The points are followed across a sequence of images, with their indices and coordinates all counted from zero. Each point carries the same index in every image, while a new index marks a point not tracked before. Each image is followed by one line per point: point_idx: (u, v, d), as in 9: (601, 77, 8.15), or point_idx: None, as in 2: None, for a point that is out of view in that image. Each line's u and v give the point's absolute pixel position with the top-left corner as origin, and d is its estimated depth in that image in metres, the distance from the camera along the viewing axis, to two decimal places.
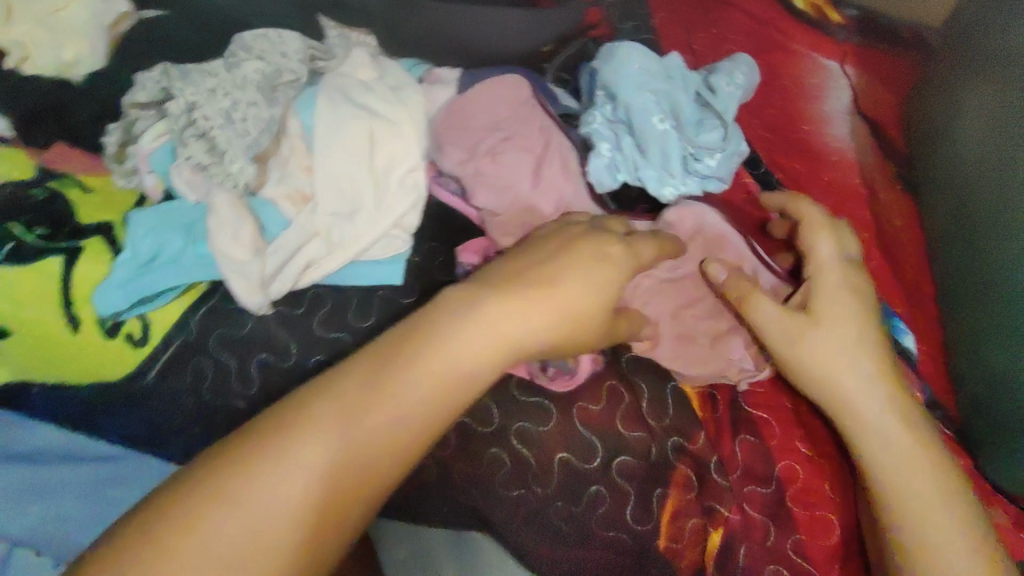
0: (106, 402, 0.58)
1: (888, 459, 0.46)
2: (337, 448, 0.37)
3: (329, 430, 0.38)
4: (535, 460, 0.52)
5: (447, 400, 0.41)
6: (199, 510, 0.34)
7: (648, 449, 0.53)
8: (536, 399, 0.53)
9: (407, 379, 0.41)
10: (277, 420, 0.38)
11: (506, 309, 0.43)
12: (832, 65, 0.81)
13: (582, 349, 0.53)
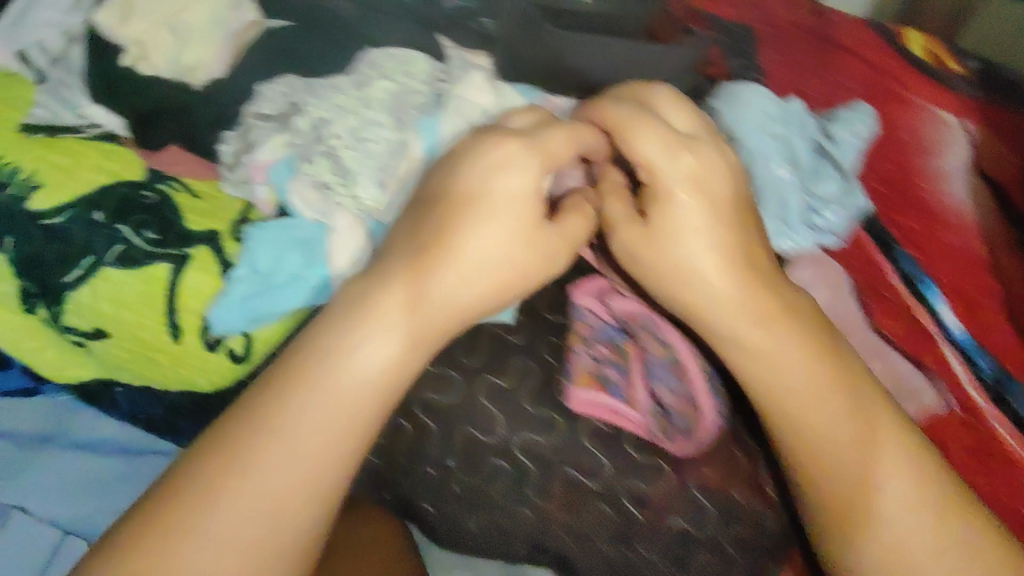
0: (196, 407, 0.60)
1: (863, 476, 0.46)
2: (340, 424, 0.42)
3: (302, 413, 0.41)
4: (643, 518, 0.50)
5: (353, 393, 0.42)
6: (178, 520, 0.39)
7: (760, 519, 0.50)
8: (649, 457, 0.50)
9: (366, 352, 0.43)
10: (256, 410, 0.42)
11: (375, 305, 0.44)
12: (951, 120, 0.77)
13: (701, 408, 0.51)
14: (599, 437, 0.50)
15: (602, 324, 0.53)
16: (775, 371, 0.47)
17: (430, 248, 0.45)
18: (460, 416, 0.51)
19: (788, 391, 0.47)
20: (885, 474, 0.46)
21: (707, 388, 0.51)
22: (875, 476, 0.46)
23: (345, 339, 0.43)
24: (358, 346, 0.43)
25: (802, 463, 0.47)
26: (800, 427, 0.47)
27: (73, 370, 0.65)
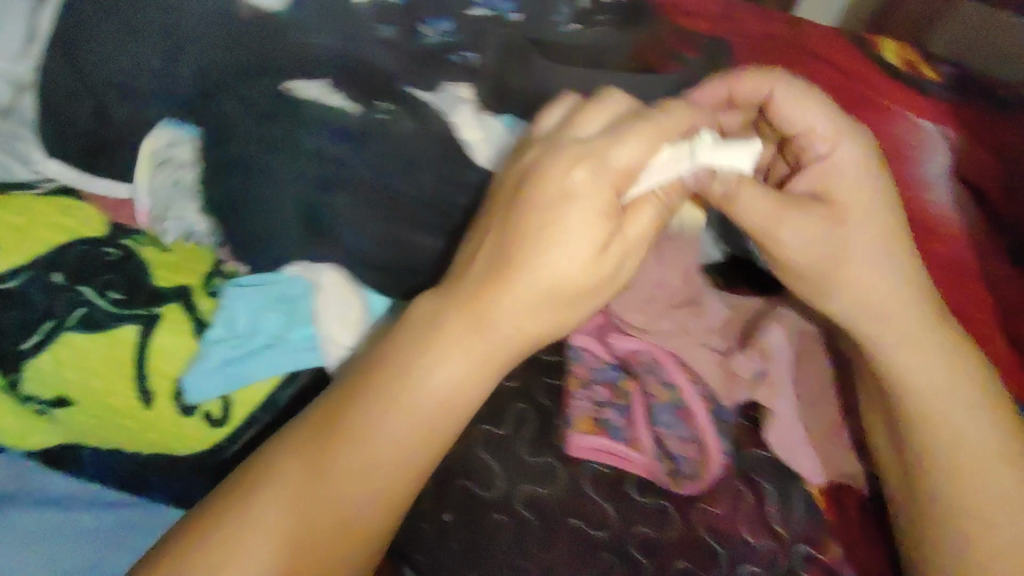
0: (168, 476, 0.54)
1: (984, 533, 0.45)
2: (402, 450, 0.37)
3: (369, 441, 0.37)
4: (652, 566, 0.46)
5: (420, 412, 0.38)
6: (208, 535, 0.37)
7: (775, 557, 0.47)
8: (652, 500, 0.47)
9: (446, 359, 0.38)
10: (321, 431, 0.38)
11: (494, 311, 0.38)
12: (927, 126, 0.78)
13: (712, 450, 0.48)
14: (600, 484, 0.47)
15: (602, 364, 0.52)
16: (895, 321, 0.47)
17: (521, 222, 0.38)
18: (452, 473, 0.48)
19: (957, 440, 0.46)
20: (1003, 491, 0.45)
21: (713, 424, 0.49)
22: (1004, 497, 0.45)
23: (433, 340, 0.38)
24: (451, 371, 0.38)
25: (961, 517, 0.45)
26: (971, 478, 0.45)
27: (25, 441, 0.54)
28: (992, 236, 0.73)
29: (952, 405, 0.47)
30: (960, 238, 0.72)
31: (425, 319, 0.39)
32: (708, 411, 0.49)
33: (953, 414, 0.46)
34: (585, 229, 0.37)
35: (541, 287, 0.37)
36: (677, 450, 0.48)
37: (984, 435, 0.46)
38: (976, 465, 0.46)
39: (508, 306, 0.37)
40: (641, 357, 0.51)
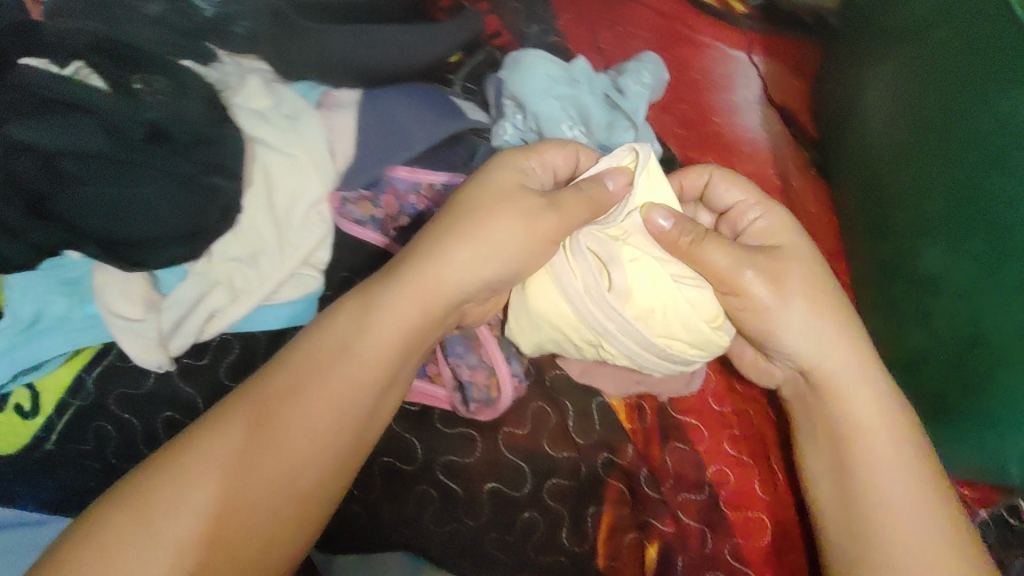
0: (9, 473, 0.52)
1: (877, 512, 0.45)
2: (325, 431, 0.41)
3: (302, 423, 0.40)
4: (463, 491, 0.51)
5: (351, 380, 0.42)
6: (131, 512, 0.37)
7: (577, 468, 0.51)
8: (459, 429, 0.52)
9: (366, 347, 0.43)
10: (265, 397, 0.41)
11: (439, 282, 0.45)
12: (740, 57, 0.82)
13: (501, 377, 0.51)
14: (406, 420, 0.52)
15: None
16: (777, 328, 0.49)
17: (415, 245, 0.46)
18: None
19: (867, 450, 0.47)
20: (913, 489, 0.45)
21: (503, 352, 0.53)
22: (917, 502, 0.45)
23: (359, 327, 0.43)
24: (378, 347, 0.43)
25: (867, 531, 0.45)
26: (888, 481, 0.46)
27: None
28: (806, 150, 0.76)
29: (850, 391, 0.48)
30: (771, 159, 0.73)
31: (369, 298, 0.44)
32: (496, 338, 0.53)
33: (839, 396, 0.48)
34: (505, 235, 0.45)
35: (441, 296, 0.45)
36: (469, 378, 0.52)
37: (885, 452, 0.46)
38: (874, 459, 0.46)
39: (455, 253, 0.45)
40: None
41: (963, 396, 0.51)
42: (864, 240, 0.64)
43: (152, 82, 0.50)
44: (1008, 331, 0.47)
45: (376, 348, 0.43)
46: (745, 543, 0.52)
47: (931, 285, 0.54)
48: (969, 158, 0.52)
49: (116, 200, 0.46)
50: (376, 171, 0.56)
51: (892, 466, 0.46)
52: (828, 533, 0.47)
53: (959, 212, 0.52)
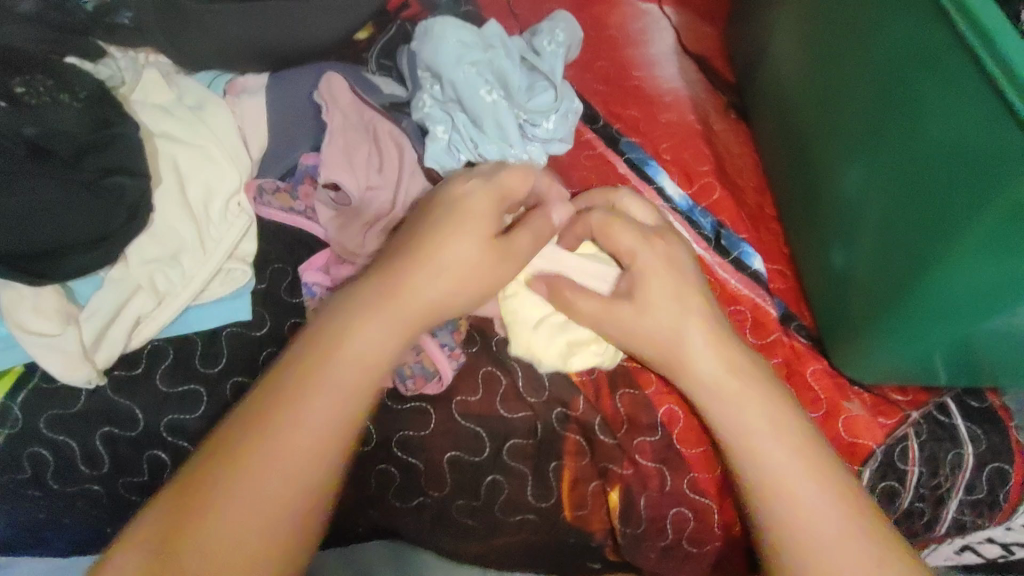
0: None
1: (777, 492, 0.42)
2: (281, 475, 0.36)
3: (257, 455, 0.36)
4: (424, 464, 0.51)
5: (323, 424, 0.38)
6: None
7: (534, 426, 0.52)
8: (410, 403, 0.51)
9: (307, 420, 0.38)
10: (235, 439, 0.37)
11: (405, 290, 0.43)
12: (653, 9, 0.82)
13: (434, 354, 0.50)
14: None
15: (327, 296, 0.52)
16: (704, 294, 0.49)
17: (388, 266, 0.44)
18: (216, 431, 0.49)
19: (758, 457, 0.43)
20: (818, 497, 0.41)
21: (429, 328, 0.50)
22: (814, 506, 0.41)
23: (316, 382, 0.39)
24: (318, 413, 0.38)
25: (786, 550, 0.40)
26: (787, 486, 0.42)
27: None
28: (723, 95, 0.77)
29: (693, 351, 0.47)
30: (690, 106, 0.74)
31: (329, 336, 0.40)
32: None
33: (703, 364, 0.47)
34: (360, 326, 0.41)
35: (350, 370, 0.40)
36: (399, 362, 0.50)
37: (769, 440, 0.43)
38: (751, 439, 0.44)
39: (398, 266, 0.44)
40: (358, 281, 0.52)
41: (885, 309, 0.52)
42: (789, 172, 0.66)
43: (34, 83, 0.47)
44: (912, 244, 0.49)
45: (301, 422, 0.37)
46: (702, 476, 0.52)
47: (851, 207, 0.56)
48: (871, 83, 0.53)
49: (11, 211, 0.43)
50: (291, 158, 0.56)
51: (770, 451, 0.43)
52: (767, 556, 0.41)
53: (866, 136, 0.54)
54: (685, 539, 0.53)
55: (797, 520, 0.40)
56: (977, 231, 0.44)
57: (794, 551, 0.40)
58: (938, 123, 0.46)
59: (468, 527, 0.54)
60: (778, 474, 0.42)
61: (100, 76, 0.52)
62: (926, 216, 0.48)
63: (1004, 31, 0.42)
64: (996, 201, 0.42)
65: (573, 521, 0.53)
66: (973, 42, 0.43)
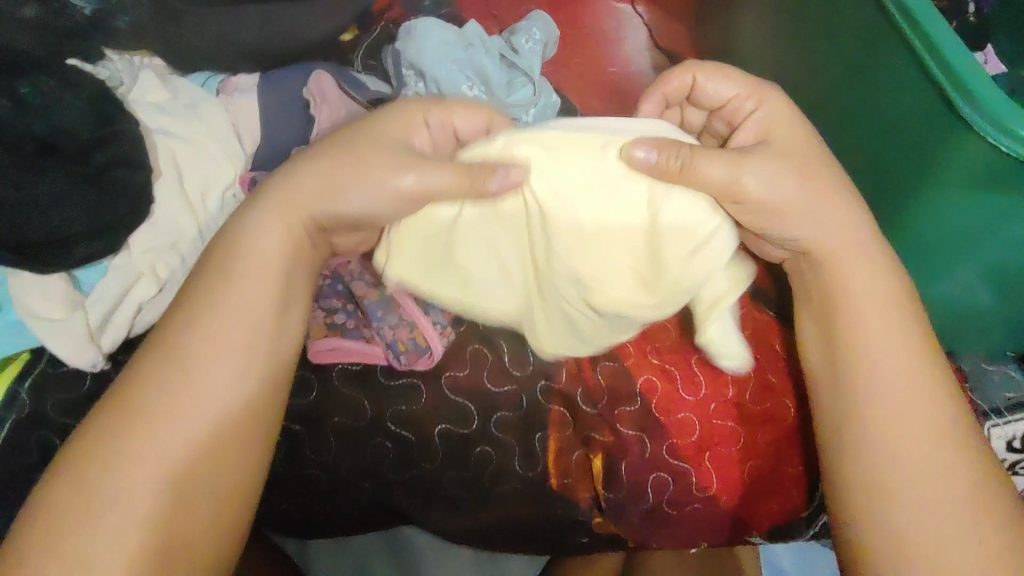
0: None
1: (887, 449, 0.42)
2: (201, 415, 0.41)
3: (171, 407, 0.40)
4: (416, 437, 0.54)
5: (220, 355, 0.42)
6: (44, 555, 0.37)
7: (519, 399, 0.55)
8: (401, 379, 0.54)
9: (204, 372, 0.41)
10: (140, 380, 0.41)
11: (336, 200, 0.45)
12: (626, 8, 0.85)
13: (425, 330, 0.53)
14: (351, 379, 0.54)
15: (325, 281, 0.55)
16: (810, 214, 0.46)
17: (315, 194, 0.45)
18: None
19: (891, 411, 0.43)
20: (925, 457, 0.42)
21: (421, 307, 0.53)
22: (933, 469, 0.42)
23: (193, 343, 0.42)
24: (213, 359, 0.42)
25: (894, 500, 0.42)
26: (903, 450, 0.42)
27: None
28: None
29: (852, 263, 0.46)
30: None
31: (182, 314, 0.43)
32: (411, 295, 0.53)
33: (870, 307, 0.46)
34: (261, 253, 0.45)
35: (239, 303, 0.43)
36: (393, 337, 0.53)
37: (894, 383, 0.44)
38: (891, 398, 0.43)
39: (264, 218, 0.45)
40: (348, 264, 0.54)
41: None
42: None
43: (38, 84, 0.49)
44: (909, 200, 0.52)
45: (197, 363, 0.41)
46: (678, 441, 0.56)
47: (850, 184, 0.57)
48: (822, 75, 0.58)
49: (19, 203, 0.46)
50: (283, 150, 0.59)
51: (928, 421, 0.43)
52: (848, 488, 0.43)
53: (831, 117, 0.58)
54: (664, 502, 0.56)
55: (908, 473, 0.42)
56: (948, 194, 0.49)
57: (894, 497, 0.42)
58: (887, 105, 0.51)
59: (460, 497, 0.57)
60: (924, 409, 0.43)
61: (99, 76, 0.55)
62: (892, 189, 0.53)
63: (931, 15, 0.47)
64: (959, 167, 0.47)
65: (558, 489, 0.57)
66: (906, 28, 0.48)
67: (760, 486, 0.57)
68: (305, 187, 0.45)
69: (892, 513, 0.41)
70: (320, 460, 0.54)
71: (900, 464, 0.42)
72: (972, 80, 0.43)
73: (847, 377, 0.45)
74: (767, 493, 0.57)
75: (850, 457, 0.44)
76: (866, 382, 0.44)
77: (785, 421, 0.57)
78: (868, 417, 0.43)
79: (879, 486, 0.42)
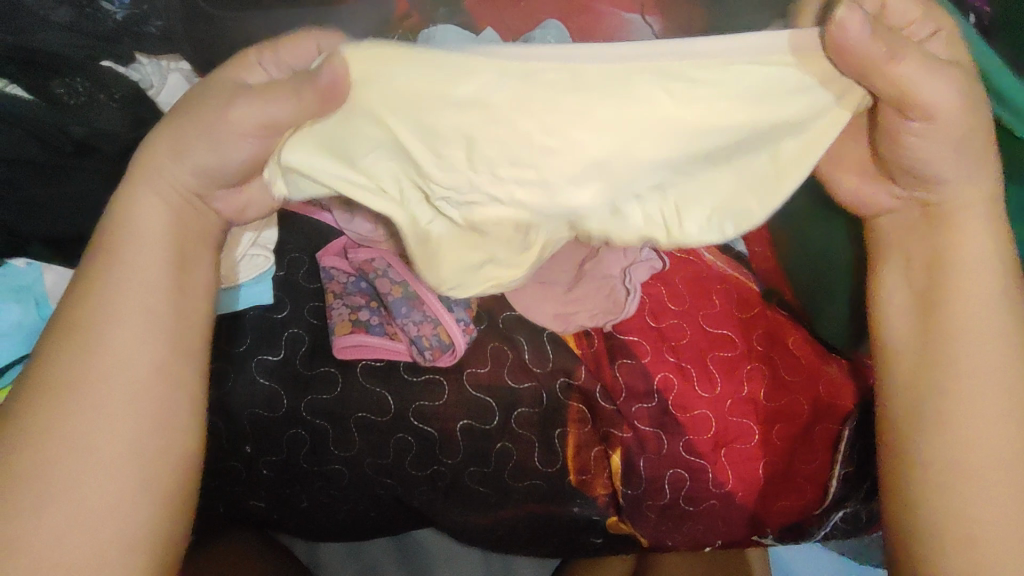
0: None
1: (958, 384, 0.39)
2: (128, 387, 0.35)
3: (98, 381, 0.35)
4: (439, 432, 0.55)
5: (129, 315, 0.36)
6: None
7: (539, 395, 0.56)
8: (424, 375, 0.55)
9: (117, 343, 0.36)
10: (45, 344, 0.36)
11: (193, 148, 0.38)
12: (636, 18, 0.86)
13: (448, 325, 0.54)
14: (374, 375, 0.54)
15: (350, 279, 0.57)
16: (914, 161, 0.40)
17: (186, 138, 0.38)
18: (245, 406, 0.53)
19: (976, 348, 0.39)
20: (1001, 410, 0.38)
21: (444, 304, 0.55)
22: (1001, 422, 0.38)
23: (97, 317, 0.36)
24: (119, 327, 0.36)
25: (936, 433, 0.39)
26: (972, 386, 0.39)
27: None
28: None
29: (970, 189, 0.40)
30: None
31: (83, 289, 0.37)
32: (435, 292, 0.55)
33: (961, 268, 0.41)
34: (148, 221, 0.39)
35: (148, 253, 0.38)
36: (417, 333, 0.54)
37: (984, 323, 0.40)
38: (970, 336, 0.40)
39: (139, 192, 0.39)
40: (374, 264, 0.56)
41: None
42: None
43: (74, 86, 0.51)
44: None
45: (105, 321, 0.36)
46: (695, 438, 0.57)
47: None
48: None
49: (65, 198, 0.48)
50: None
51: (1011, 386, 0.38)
52: (899, 407, 0.41)
53: None
54: (681, 497, 0.57)
55: (968, 408, 0.39)
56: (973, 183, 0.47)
57: (941, 425, 0.39)
58: None
59: (480, 493, 0.58)
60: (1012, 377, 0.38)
61: (131, 79, 0.56)
62: None
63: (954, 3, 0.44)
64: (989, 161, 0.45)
65: (577, 485, 0.57)
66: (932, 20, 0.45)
67: (775, 482, 0.58)
68: (179, 166, 0.39)
69: (930, 446, 0.39)
70: (343, 455, 0.55)
71: (958, 400, 0.39)
72: (982, 56, 0.42)
73: (935, 299, 0.41)
74: (783, 491, 0.58)
75: (911, 379, 0.41)
76: (947, 308, 0.41)
77: (800, 418, 0.58)
78: (949, 343, 0.40)
79: (928, 412, 0.40)
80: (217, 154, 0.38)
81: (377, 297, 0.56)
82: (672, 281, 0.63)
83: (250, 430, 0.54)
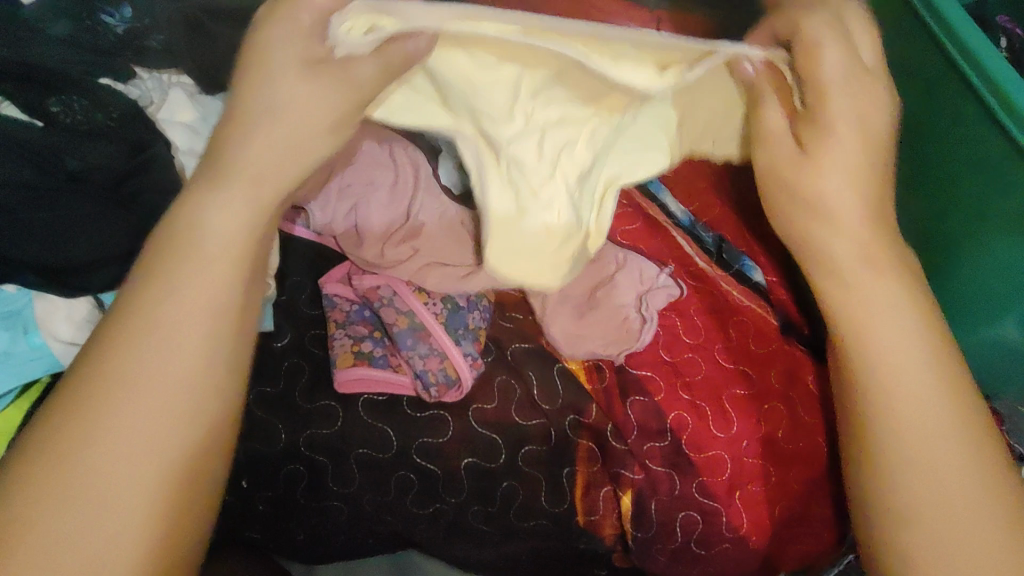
0: None
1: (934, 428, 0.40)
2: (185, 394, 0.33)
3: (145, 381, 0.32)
4: (442, 469, 0.52)
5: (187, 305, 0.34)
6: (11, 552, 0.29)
7: (547, 433, 0.54)
8: (428, 411, 0.53)
9: (180, 340, 0.34)
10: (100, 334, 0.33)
11: (234, 153, 0.36)
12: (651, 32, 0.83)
13: (455, 360, 0.52)
14: (376, 410, 0.52)
15: (352, 307, 0.55)
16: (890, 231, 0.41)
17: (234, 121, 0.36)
18: (242, 440, 0.51)
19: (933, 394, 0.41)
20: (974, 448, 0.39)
21: (452, 337, 0.53)
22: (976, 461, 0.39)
23: (165, 312, 0.34)
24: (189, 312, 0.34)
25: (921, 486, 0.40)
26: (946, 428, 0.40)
27: None
28: None
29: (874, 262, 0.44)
30: None
31: (150, 275, 0.34)
32: (442, 326, 0.53)
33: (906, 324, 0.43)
34: (228, 212, 0.35)
35: (209, 248, 0.35)
36: (423, 367, 0.52)
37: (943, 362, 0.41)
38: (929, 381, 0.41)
39: (218, 202, 0.35)
40: (380, 294, 0.54)
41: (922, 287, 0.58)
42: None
43: (69, 103, 0.49)
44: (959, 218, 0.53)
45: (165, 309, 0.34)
46: (709, 480, 0.55)
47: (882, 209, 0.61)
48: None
49: (52, 223, 0.45)
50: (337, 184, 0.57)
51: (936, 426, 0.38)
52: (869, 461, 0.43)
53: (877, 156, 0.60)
54: (693, 541, 0.55)
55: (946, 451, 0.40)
56: (996, 207, 0.50)
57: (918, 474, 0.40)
58: (926, 97, 0.53)
59: (483, 532, 0.55)
60: (933, 390, 0.38)
61: (129, 95, 0.54)
62: (936, 217, 0.55)
63: (988, 51, 0.47)
64: (1005, 201, 0.49)
65: (585, 526, 0.55)
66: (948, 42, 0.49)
67: (790, 526, 0.56)
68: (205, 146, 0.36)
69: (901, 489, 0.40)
70: (341, 491, 0.52)
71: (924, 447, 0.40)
72: (1001, 80, 0.46)
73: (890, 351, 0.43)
74: (798, 535, 0.56)
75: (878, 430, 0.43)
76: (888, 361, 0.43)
77: (817, 461, 0.56)
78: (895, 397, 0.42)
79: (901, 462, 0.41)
80: (230, 155, 0.36)
81: (381, 327, 0.54)
82: (687, 313, 0.61)
83: (246, 464, 0.52)
